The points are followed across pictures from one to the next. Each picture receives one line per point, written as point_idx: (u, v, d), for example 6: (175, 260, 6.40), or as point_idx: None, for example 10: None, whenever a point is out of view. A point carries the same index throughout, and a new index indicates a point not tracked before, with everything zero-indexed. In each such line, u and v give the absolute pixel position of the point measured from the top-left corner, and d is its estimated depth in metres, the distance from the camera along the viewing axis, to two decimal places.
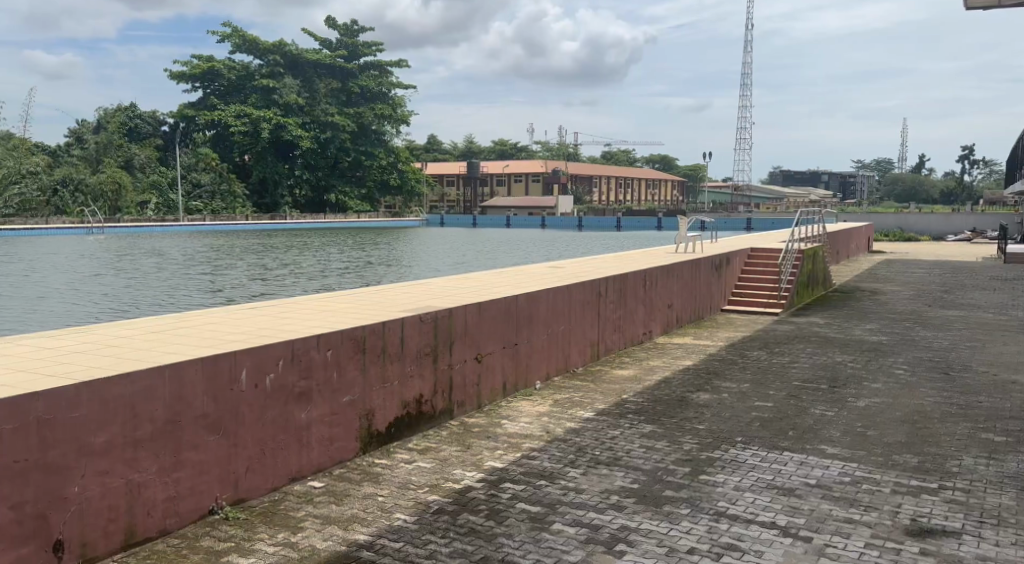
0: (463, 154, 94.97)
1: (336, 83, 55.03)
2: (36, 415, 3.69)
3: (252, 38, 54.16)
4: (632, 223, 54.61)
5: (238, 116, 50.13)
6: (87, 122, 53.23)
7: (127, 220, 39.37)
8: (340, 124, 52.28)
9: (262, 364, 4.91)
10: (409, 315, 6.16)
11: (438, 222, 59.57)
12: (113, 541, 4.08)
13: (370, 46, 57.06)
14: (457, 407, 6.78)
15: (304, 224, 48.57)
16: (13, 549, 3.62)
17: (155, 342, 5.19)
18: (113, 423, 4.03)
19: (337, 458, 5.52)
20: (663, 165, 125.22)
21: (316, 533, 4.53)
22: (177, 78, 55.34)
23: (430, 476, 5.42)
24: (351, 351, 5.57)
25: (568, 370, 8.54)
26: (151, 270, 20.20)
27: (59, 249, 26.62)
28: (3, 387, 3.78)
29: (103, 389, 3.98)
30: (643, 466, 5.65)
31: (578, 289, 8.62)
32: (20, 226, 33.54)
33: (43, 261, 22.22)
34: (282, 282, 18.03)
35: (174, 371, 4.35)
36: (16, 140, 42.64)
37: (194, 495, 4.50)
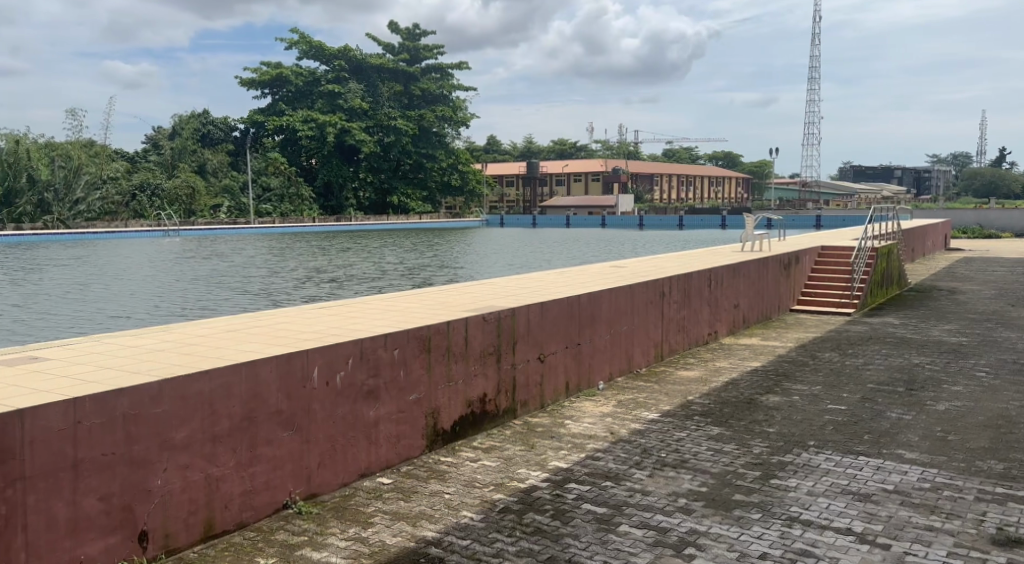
0: (523, 154, 95.05)
1: (398, 86, 55.58)
2: (122, 411, 3.83)
3: (318, 44, 55.43)
4: (696, 222, 53.96)
5: (305, 121, 51.35)
6: (162, 129, 55.15)
7: (201, 223, 40.69)
8: (403, 127, 52.88)
9: (333, 362, 5.00)
10: (474, 315, 6.21)
11: (498, 223, 59.85)
12: (192, 533, 4.20)
13: (432, 49, 57.55)
14: (520, 407, 6.80)
15: (368, 225, 49.34)
16: (103, 539, 3.77)
17: (228, 341, 5.32)
18: (193, 418, 4.16)
19: (403, 455, 5.58)
20: (727, 161, 123.10)
21: (386, 529, 4.59)
22: (246, 85, 56.97)
23: (496, 475, 5.44)
24: (417, 350, 5.63)
25: (631, 371, 8.46)
26: (223, 272, 20.87)
27: (133, 252, 27.57)
28: (92, 384, 3.95)
29: (184, 386, 4.12)
30: (711, 469, 5.57)
31: (641, 287, 8.54)
32: (101, 230, 34.95)
33: (120, 263, 23.13)
34: (348, 283, 18.42)
35: (251, 369, 4.47)
36: (97, 147, 44.41)
37: (270, 489, 4.61)
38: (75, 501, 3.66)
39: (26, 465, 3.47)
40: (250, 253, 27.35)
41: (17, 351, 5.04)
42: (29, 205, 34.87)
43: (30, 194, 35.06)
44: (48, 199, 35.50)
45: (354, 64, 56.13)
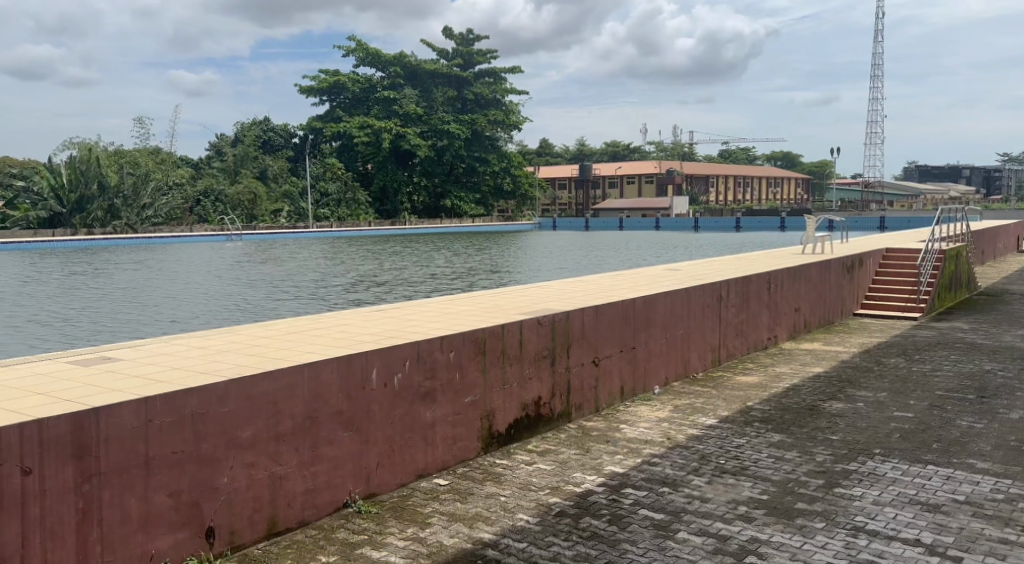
0: (575, 156, 94.75)
1: (451, 91, 55.89)
2: (191, 410, 3.94)
3: (374, 51, 56.24)
4: (753, 224, 53.09)
5: (361, 127, 52.14)
6: (225, 136, 56.70)
7: (262, 228, 41.63)
8: (457, 131, 53.16)
9: (391, 364, 5.05)
10: (530, 318, 6.21)
11: (551, 226, 59.73)
12: (256, 530, 4.29)
13: (485, 54, 57.75)
14: (575, 410, 6.78)
15: (423, 229, 49.76)
16: (171, 534, 3.88)
17: (289, 343, 5.42)
18: (258, 418, 4.25)
19: (459, 457, 5.62)
20: (786, 161, 120.64)
21: (443, 530, 4.61)
22: (306, 92, 58.15)
23: (552, 479, 5.43)
24: (473, 353, 5.66)
25: (687, 376, 8.37)
26: (283, 275, 21.32)
27: (195, 256, 28.28)
28: (162, 383, 4.06)
29: (249, 386, 4.20)
30: (772, 476, 5.47)
31: (698, 290, 8.44)
32: (167, 234, 36.01)
33: (184, 267, 23.81)
34: (403, 286, 18.61)
35: (313, 370, 4.55)
36: (164, 155, 45.85)
37: (331, 488, 4.69)
38: (146, 496, 3.77)
39: (101, 461, 3.60)
40: (309, 258, 27.88)
41: (89, 351, 5.22)
42: (99, 210, 35.38)
43: (101, 200, 35.52)
44: (117, 205, 36.17)
45: (408, 70, 56.68)
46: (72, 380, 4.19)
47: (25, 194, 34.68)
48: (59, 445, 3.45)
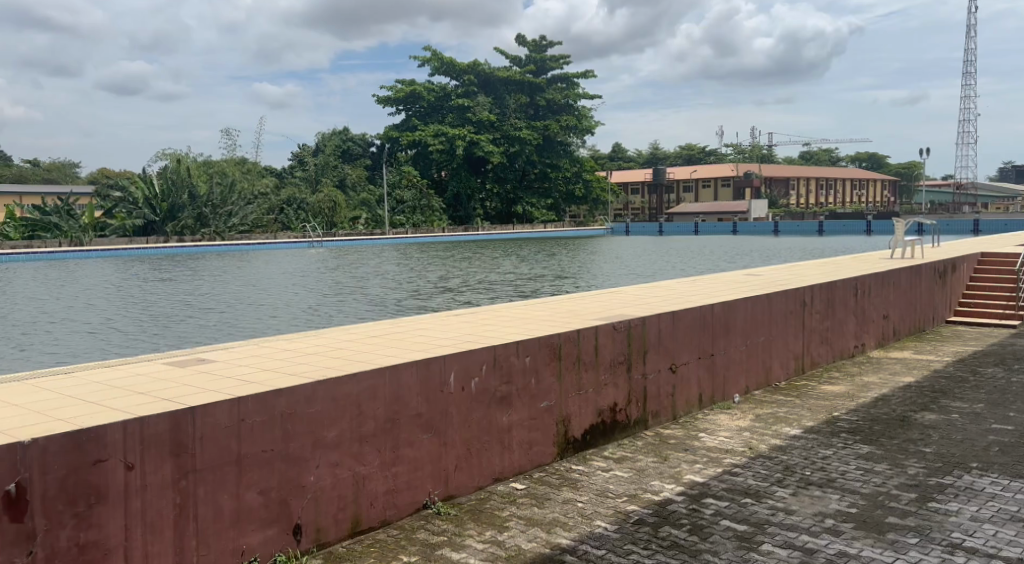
0: (649, 160, 93.74)
1: (524, 97, 56.00)
2: (281, 410, 4.07)
3: (449, 60, 56.96)
4: (837, 227, 51.44)
5: (436, 135, 52.79)
6: (307, 146, 58.60)
7: (341, 235, 42.58)
8: (528, 137, 52.94)
9: (469, 368, 5.11)
10: (604, 323, 6.19)
11: (624, 231, 59.16)
12: (341, 529, 4.39)
13: (558, 60, 57.59)
14: (652, 417, 6.71)
15: (496, 235, 50.00)
16: (262, 530, 4.01)
17: (370, 347, 5.54)
18: (342, 419, 4.36)
19: (536, 462, 5.64)
20: (871, 163, 116.52)
21: (521, 534, 4.64)
22: (383, 101, 59.33)
23: (629, 486, 5.39)
24: (548, 357, 5.67)
25: (769, 385, 8.19)
26: (361, 280, 21.83)
27: (276, 262, 29.08)
28: (253, 384, 4.21)
29: (335, 387, 4.33)
30: (861, 490, 5.30)
31: (780, 296, 8.25)
32: (252, 242, 37.19)
33: (267, 272, 24.65)
34: (477, 291, 18.79)
35: (394, 374, 4.64)
36: (249, 164, 47.49)
37: (412, 489, 4.77)
38: (239, 493, 3.91)
39: (197, 458, 3.75)
40: (385, 264, 28.42)
41: (183, 353, 5.47)
42: (190, 219, 36.60)
43: (190, 208, 36.79)
44: (206, 213, 37.41)
45: (482, 78, 57.03)
46: (169, 381, 4.38)
47: (122, 203, 35.83)
48: (158, 442, 3.62)
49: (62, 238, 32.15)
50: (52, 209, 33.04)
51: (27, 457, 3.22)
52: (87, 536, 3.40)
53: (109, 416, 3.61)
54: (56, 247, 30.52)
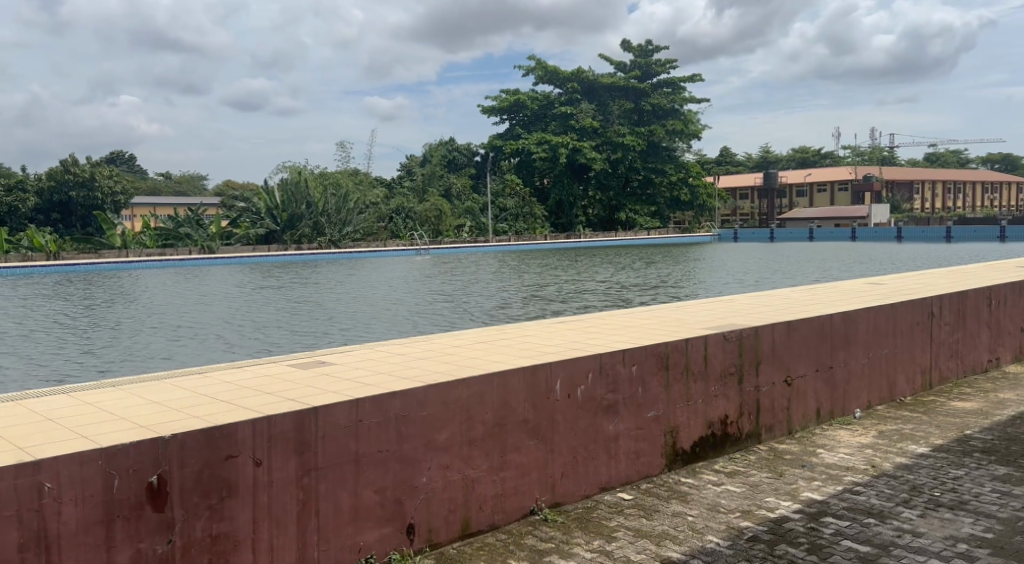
0: (759, 164, 91.09)
1: (628, 103, 55.38)
2: (395, 412, 4.19)
3: (553, 68, 57.25)
4: (968, 234, 48.57)
5: (539, 143, 53.24)
6: (415, 157, 60.29)
7: (446, 242, 43.40)
8: (631, 144, 52.46)
9: (575, 376, 5.11)
10: (714, 333, 6.07)
11: (733, 237, 57.68)
12: (452, 530, 4.47)
13: (664, 64, 56.28)
14: (765, 431, 6.52)
15: (599, 242, 49.63)
16: (378, 528, 4.13)
17: (480, 353, 5.63)
18: (453, 422, 4.44)
19: (643, 472, 5.57)
20: (1005, 164, 109.14)
21: (630, 545, 4.59)
22: (488, 110, 60.06)
23: (743, 501, 5.25)
24: (655, 367, 5.61)
25: (893, 400, 7.82)
26: (466, 287, 22.18)
27: (385, 270, 29.89)
28: (369, 387, 4.35)
29: (446, 392, 4.42)
30: (998, 514, 4.99)
31: (905, 307, 7.86)
32: (363, 249, 38.38)
33: (377, 279, 25.42)
34: (581, 299, 18.74)
35: (502, 380, 4.69)
36: (360, 175, 49.06)
37: (519, 494, 4.80)
38: (356, 491, 4.04)
39: (318, 456, 3.90)
40: (489, 271, 28.81)
41: (305, 356, 5.70)
42: (307, 227, 38.26)
43: (307, 217, 38.36)
44: (322, 222, 38.84)
45: (586, 85, 56.89)
46: (291, 382, 4.58)
47: (246, 214, 38.11)
48: (284, 440, 3.79)
49: (192, 246, 34.11)
50: (183, 219, 35.32)
51: (167, 451, 3.45)
52: (219, 528, 3.60)
53: (238, 415, 3.81)
54: (186, 255, 32.41)
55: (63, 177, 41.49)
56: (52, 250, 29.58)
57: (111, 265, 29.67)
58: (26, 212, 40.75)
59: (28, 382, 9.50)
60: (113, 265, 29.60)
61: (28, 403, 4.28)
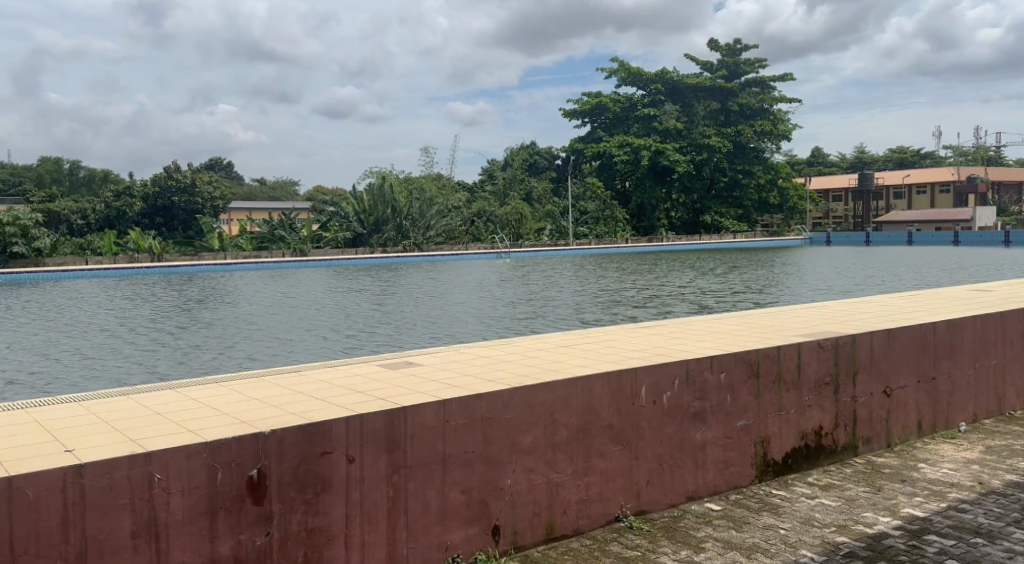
0: (853, 165, 87.93)
1: (714, 103, 54.22)
2: (481, 414, 4.20)
3: (637, 69, 56.77)
4: None
5: (621, 146, 52.97)
6: (497, 161, 60.79)
7: (527, 246, 43.52)
8: (717, 145, 51.32)
9: (661, 382, 5.03)
10: (807, 341, 5.90)
11: (824, 241, 55.82)
12: (537, 533, 4.46)
13: (753, 63, 54.86)
14: (862, 443, 6.28)
15: (683, 246, 48.80)
16: (464, 528, 4.16)
17: (565, 356, 5.62)
18: (538, 426, 4.44)
19: (733, 483, 5.44)
20: None
21: (719, 556, 4.48)
22: (571, 113, 59.91)
23: (838, 516, 5.07)
24: (745, 374, 5.47)
25: (1001, 413, 7.42)
26: (549, 291, 22.17)
27: (467, 273, 30.15)
28: (458, 389, 4.39)
29: (530, 395, 4.41)
30: None
31: (1014, 317, 7.46)
32: (446, 252, 38.85)
33: (460, 282, 25.67)
34: (665, 304, 18.47)
35: (586, 384, 4.66)
36: (443, 179, 49.76)
37: (603, 500, 4.76)
38: (443, 491, 4.08)
39: (408, 455, 3.95)
40: (571, 275, 28.72)
41: (394, 357, 5.79)
42: (392, 230, 38.99)
43: (393, 221, 39.07)
44: (405, 226, 39.48)
45: (670, 86, 56.19)
46: (381, 382, 4.66)
47: (336, 218, 39.08)
48: (375, 438, 3.86)
49: (285, 249, 35.25)
50: (278, 223, 36.49)
51: (266, 446, 3.57)
52: (313, 523, 3.69)
53: (331, 413, 3.91)
54: (278, 258, 33.46)
55: (167, 183, 43.44)
56: (156, 252, 31.00)
57: (208, 267, 30.90)
58: (133, 216, 42.59)
59: (132, 375, 9.95)
60: (210, 266, 30.86)
61: (135, 398, 4.49)
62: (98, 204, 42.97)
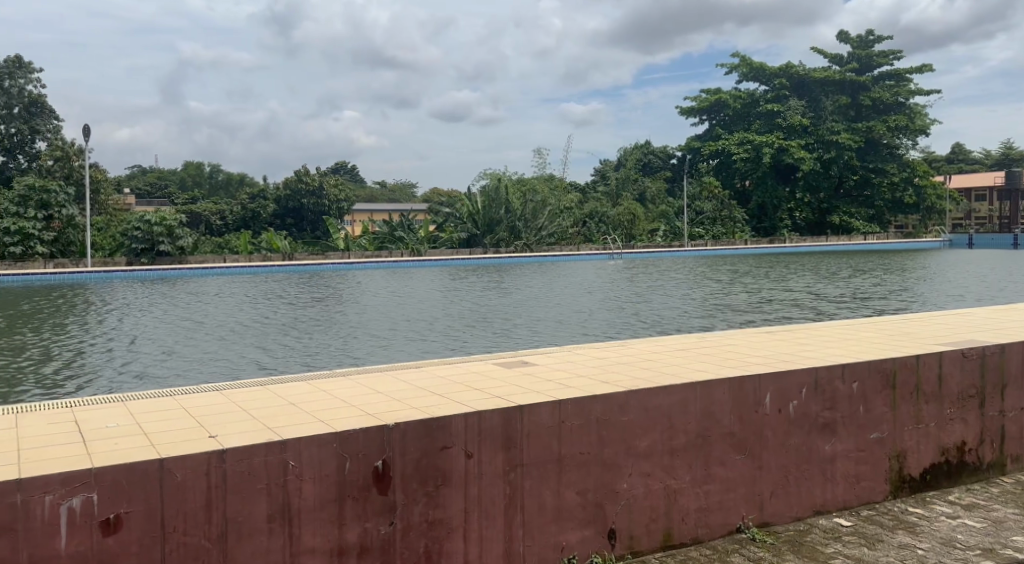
0: (1000, 161, 81.95)
1: (844, 98, 51.59)
2: (596, 416, 4.16)
3: (759, 64, 55.13)
4: None
5: (741, 144, 51.70)
6: (611, 161, 60.46)
7: (641, 246, 42.98)
8: (845, 142, 48.71)
9: (787, 390, 4.85)
10: (949, 350, 5.54)
11: (966, 243, 52.25)
12: (654, 540, 4.37)
13: (888, 55, 52.00)
14: (1010, 462, 5.84)
15: (806, 248, 46.85)
16: (579, 530, 4.12)
17: (683, 360, 5.51)
18: (655, 430, 4.35)
19: (865, 498, 5.16)
20: None
21: None
22: (689, 111, 58.73)
23: (983, 539, 4.72)
24: (880, 384, 5.19)
25: None
26: (665, 294, 21.81)
27: (581, 274, 30.07)
28: (574, 390, 4.36)
29: (648, 397, 4.33)
30: None
31: None
32: (558, 253, 38.90)
33: (574, 284, 25.64)
34: (787, 309, 17.76)
35: (706, 389, 4.53)
36: (556, 180, 49.90)
37: (724, 510, 4.62)
38: (559, 491, 4.06)
39: (525, 453, 3.95)
40: (686, 277, 28.16)
41: (510, 356, 5.82)
42: (505, 231, 39.33)
43: (506, 221, 39.44)
44: (518, 226, 39.77)
45: (796, 80, 54.22)
46: (498, 380, 4.68)
47: (451, 219, 39.82)
48: (492, 435, 3.89)
49: (403, 249, 36.14)
50: (396, 224, 37.51)
51: (391, 438, 3.66)
52: (434, 515, 3.75)
53: (451, 409, 3.97)
54: (397, 257, 34.34)
55: (297, 185, 45.09)
56: (285, 251, 32.48)
57: (331, 266, 32.06)
58: (267, 217, 45.35)
59: (259, 367, 10.43)
60: (334, 266, 32.04)
61: (267, 389, 4.70)
62: (235, 207, 46.24)
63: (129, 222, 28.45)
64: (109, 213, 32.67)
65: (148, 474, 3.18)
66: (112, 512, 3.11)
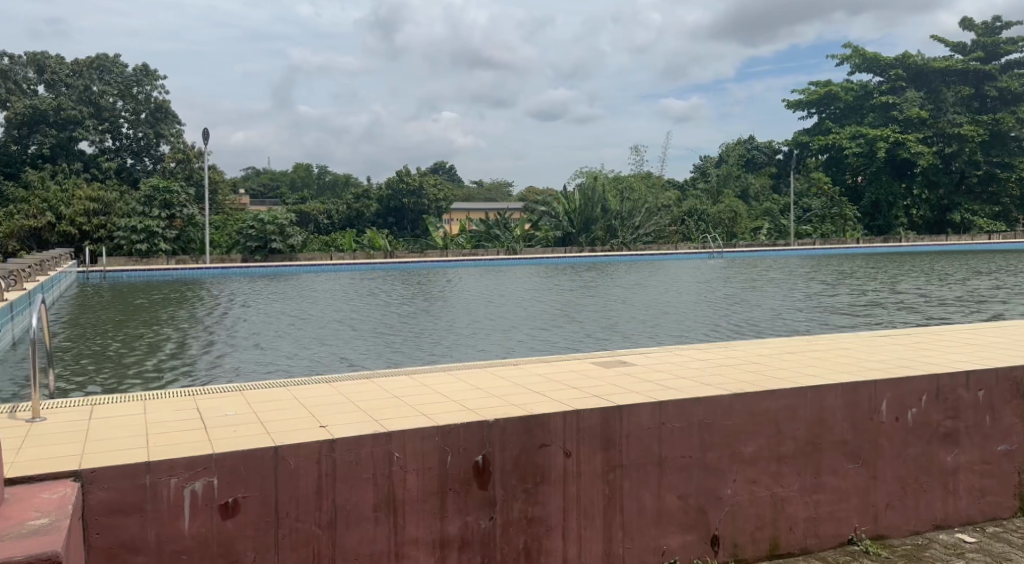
0: None
1: (967, 89, 48.72)
2: (698, 419, 4.07)
3: (873, 55, 52.72)
4: None
5: (853, 138, 49.51)
6: (712, 158, 59.08)
7: (743, 245, 41.80)
8: (968, 135, 45.87)
9: (906, 397, 4.61)
10: None
11: None
12: (760, 548, 4.23)
13: (1016, 41, 48.72)
14: None
15: (922, 248, 44.44)
16: (681, 535, 4.04)
17: (790, 363, 5.32)
18: (761, 434, 4.21)
19: (990, 513, 4.86)
20: None
21: None
22: (796, 106, 56.72)
23: None
24: (1008, 393, 4.88)
25: None
26: (768, 294, 21.20)
27: (680, 273, 29.51)
28: (674, 391, 4.28)
29: (753, 401, 4.21)
30: None
31: None
32: (655, 252, 38.31)
33: (672, 283, 25.21)
34: (899, 312, 16.91)
35: (817, 394, 4.37)
36: (655, 177, 49.17)
37: (836, 520, 4.43)
38: (660, 494, 3.98)
39: (624, 455, 3.90)
40: (791, 277, 27.22)
41: (609, 355, 5.77)
42: (601, 230, 39.08)
43: (602, 220, 39.14)
44: (615, 225, 39.40)
45: (913, 71, 51.41)
46: (599, 379, 4.64)
47: (548, 217, 39.79)
48: (592, 436, 3.86)
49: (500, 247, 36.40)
50: (493, 222, 37.74)
51: (491, 434, 3.69)
52: (534, 512, 3.76)
53: (551, 407, 3.96)
54: (493, 256, 34.54)
55: (398, 186, 46.25)
56: (388, 249, 33.30)
57: (430, 264, 32.58)
58: (369, 216, 46.37)
59: (361, 362, 10.72)
60: (432, 264, 32.56)
61: (372, 383, 4.82)
62: (342, 206, 47.47)
63: (244, 222, 29.82)
64: (224, 213, 34.23)
65: (264, 461, 3.31)
66: (231, 496, 3.25)
